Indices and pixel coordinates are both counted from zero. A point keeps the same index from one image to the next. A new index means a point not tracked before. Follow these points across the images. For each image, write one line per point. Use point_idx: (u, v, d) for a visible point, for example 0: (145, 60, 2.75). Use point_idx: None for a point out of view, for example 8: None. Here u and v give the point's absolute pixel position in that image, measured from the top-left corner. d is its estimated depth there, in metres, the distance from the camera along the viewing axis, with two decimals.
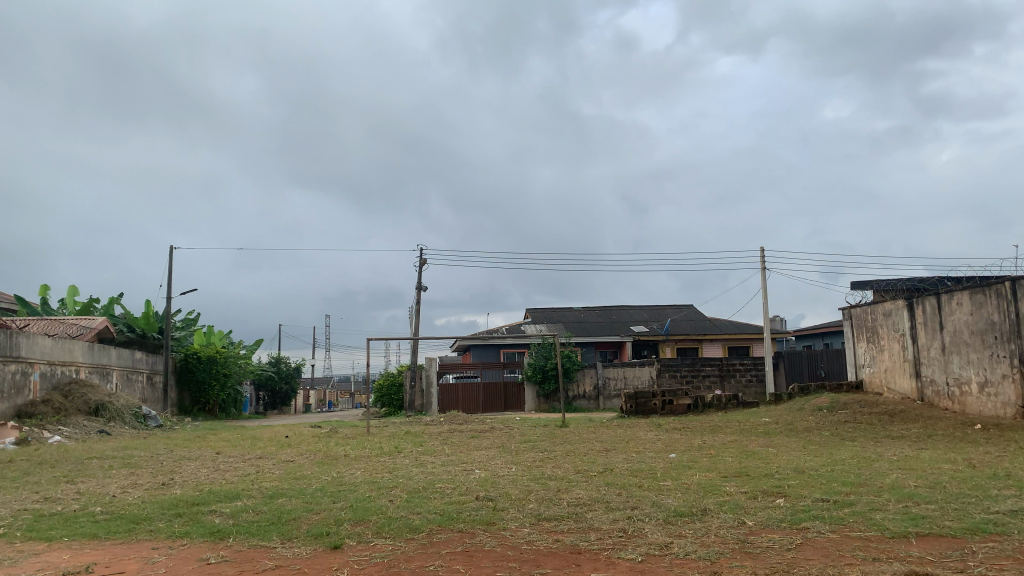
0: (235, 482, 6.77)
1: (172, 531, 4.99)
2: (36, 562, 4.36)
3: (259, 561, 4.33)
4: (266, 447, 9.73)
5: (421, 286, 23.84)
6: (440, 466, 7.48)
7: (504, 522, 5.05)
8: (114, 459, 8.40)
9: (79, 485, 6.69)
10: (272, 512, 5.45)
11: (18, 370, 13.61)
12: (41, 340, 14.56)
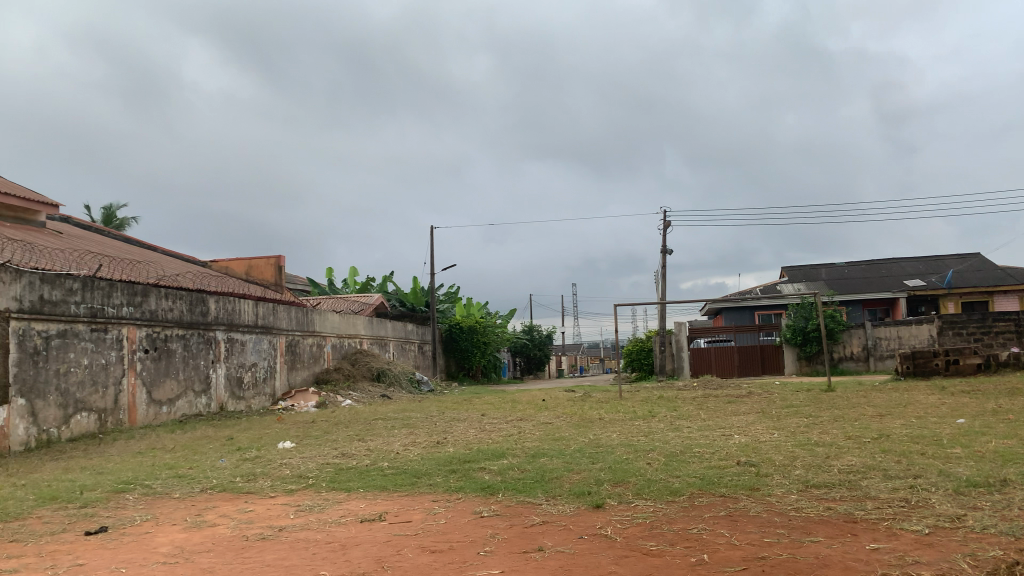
0: (501, 441, 7.22)
1: (448, 486, 5.42)
2: (339, 508, 4.97)
3: (528, 516, 4.57)
4: (526, 410, 10.24)
5: (667, 248, 23.52)
6: (698, 431, 7.37)
7: (769, 488, 4.87)
8: (395, 419, 9.31)
9: (368, 442, 7.49)
10: (536, 471, 5.72)
11: (314, 343, 15.49)
12: (331, 316, 16.45)
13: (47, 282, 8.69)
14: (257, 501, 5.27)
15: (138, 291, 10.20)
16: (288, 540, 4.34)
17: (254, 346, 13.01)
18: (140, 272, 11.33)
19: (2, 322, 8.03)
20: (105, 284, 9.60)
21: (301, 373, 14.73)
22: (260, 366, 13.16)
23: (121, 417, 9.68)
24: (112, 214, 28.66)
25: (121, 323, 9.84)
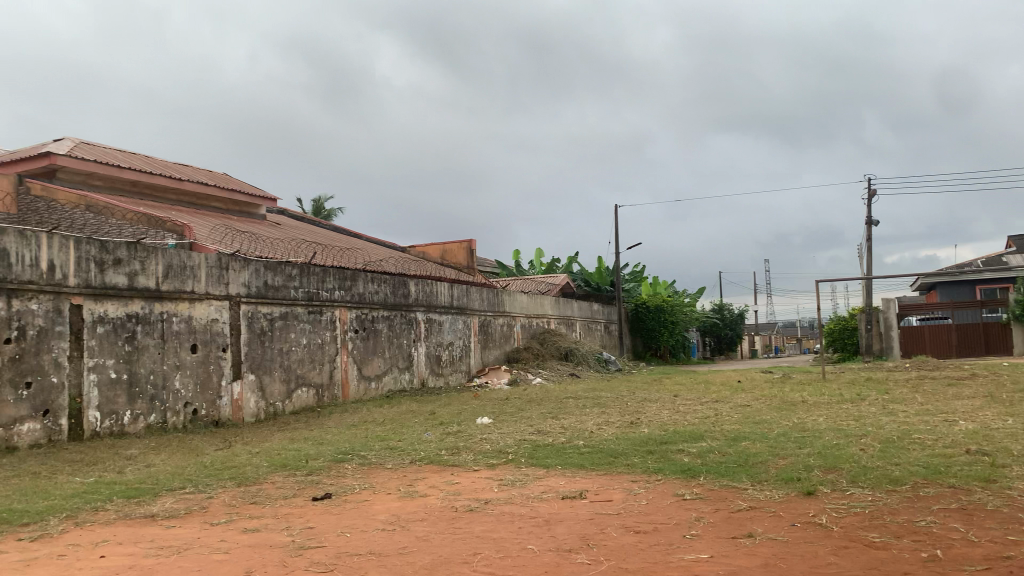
0: (697, 423, 7.05)
1: (647, 467, 5.37)
2: (540, 484, 5.08)
3: (733, 501, 4.43)
4: (721, 391, 9.95)
5: (871, 220, 21.88)
6: (916, 416, 6.80)
7: (1008, 481, 4.39)
8: (586, 398, 9.36)
9: (562, 420, 7.59)
10: (738, 454, 5.54)
11: (505, 322, 15.96)
12: (520, 297, 16.84)
13: (271, 269, 9.55)
14: (462, 474, 5.50)
15: (348, 275, 10.96)
16: (495, 514, 4.49)
17: (450, 326, 13.60)
18: (347, 257, 12.15)
19: (235, 306, 8.97)
20: (319, 270, 10.39)
21: (493, 351, 15.24)
22: (456, 345, 13.75)
23: (336, 392, 10.49)
24: (321, 205, 31.06)
25: (334, 305, 10.62)
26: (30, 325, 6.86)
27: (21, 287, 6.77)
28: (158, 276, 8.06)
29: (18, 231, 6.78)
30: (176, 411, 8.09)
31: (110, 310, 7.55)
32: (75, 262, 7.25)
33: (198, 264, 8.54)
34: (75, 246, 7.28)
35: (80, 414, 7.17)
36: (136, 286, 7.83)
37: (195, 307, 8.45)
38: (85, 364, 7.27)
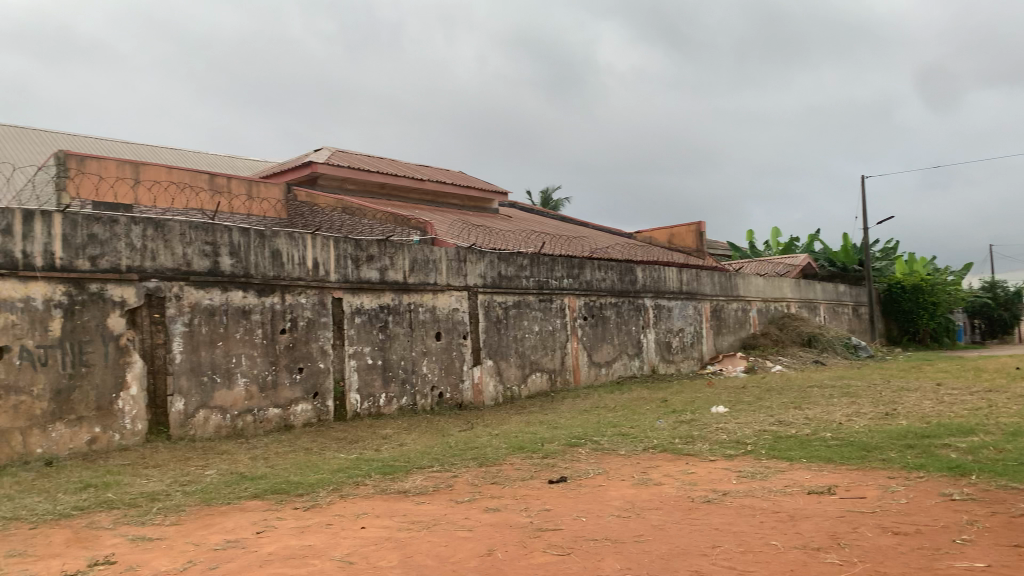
0: (966, 415, 6.29)
1: (906, 463, 4.88)
2: (783, 478, 4.80)
3: (1015, 504, 3.89)
4: (996, 380, 8.80)
5: None
6: None
7: None
8: (834, 388, 8.72)
9: (806, 411, 7.12)
10: (1020, 452, 4.85)
11: (739, 307, 15.34)
12: (756, 280, 16.08)
13: (504, 260, 9.92)
14: (698, 464, 5.35)
15: (577, 263, 11.11)
16: (735, 506, 4.31)
17: (681, 312, 13.33)
18: (576, 246, 12.31)
19: (473, 296, 9.43)
20: (549, 259, 10.62)
21: (727, 338, 14.72)
22: (687, 331, 13.46)
23: (568, 377, 10.71)
24: (551, 195, 31.75)
25: (564, 293, 10.82)
26: (300, 317, 7.72)
27: (291, 283, 7.66)
28: (405, 270, 8.69)
29: (288, 234, 7.67)
30: (424, 394, 8.69)
31: (365, 302, 8.27)
32: (334, 260, 8.02)
33: (439, 258, 9.08)
34: (335, 245, 8.06)
35: (343, 396, 7.96)
36: (386, 281, 8.49)
37: (437, 298, 9.01)
38: (346, 352, 8.04)
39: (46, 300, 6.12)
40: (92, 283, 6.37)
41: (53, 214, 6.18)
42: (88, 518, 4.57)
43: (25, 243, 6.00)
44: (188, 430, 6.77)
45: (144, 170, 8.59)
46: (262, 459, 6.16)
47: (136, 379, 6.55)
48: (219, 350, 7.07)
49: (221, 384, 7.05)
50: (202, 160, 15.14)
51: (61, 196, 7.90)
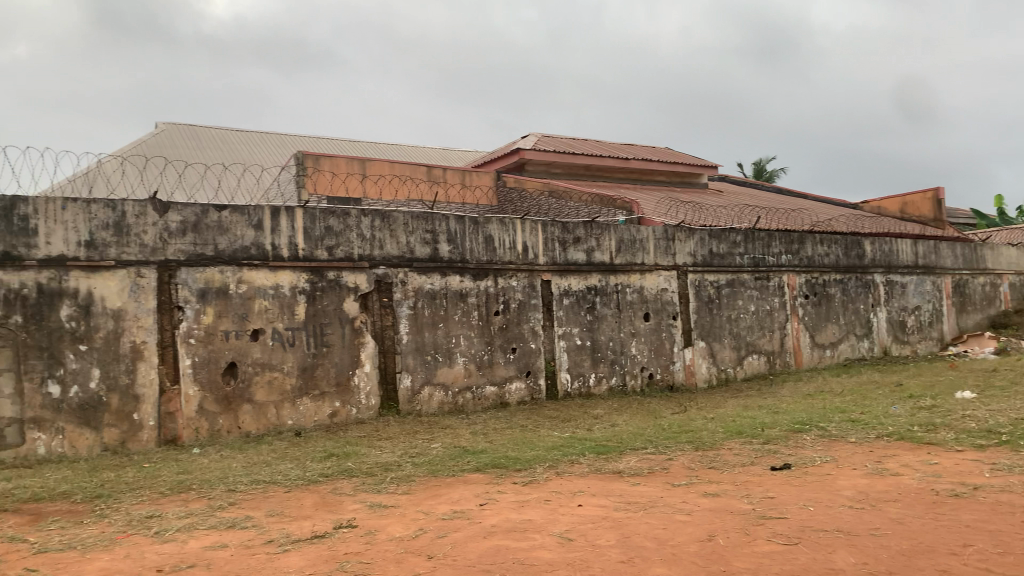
0: None
1: None
2: None
3: None
4: None
5: None
6: None
7: None
8: None
9: None
10: None
11: (987, 282, 13.71)
12: (1007, 251, 14.28)
13: (715, 238, 9.58)
14: (943, 454, 4.85)
15: (795, 238, 10.48)
16: (990, 502, 3.86)
17: (916, 288, 12.15)
18: (793, 220, 11.61)
19: (682, 275, 9.21)
20: (764, 234, 10.11)
21: (972, 316, 13.24)
22: (924, 309, 12.27)
23: (788, 359, 10.16)
24: (763, 168, 30.20)
25: (782, 270, 10.25)
26: (513, 299, 7.95)
27: (503, 266, 7.91)
28: (613, 250, 8.66)
29: (499, 219, 7.92)
30: (634, 375, 8.64)
31: (573, 284, 8.34)
32: (544, 243, 8.17)
33: (647, 237, 8.95)
34: (543, 229, 8.21)
35: (556, 376, 8.12)
36: (594, 262, 8.50)
37: (646, 278, 8.90)
38: (556, 333, 8.18)
39: (292, 287, 6.78)
40: (328, 271, 6.97)
41: (295, 208, 6.82)
42: (331, 484, 5.02)
43: (272, 236, 6.70)
44: (414, 406, 7.24)
45: (369, 165, 9.23)
46: (482, 435, 6.43)
47: (368, 358, 7.09)
48: (440, 331, 7.46)
49: (442, 363, 7.44)
50: (419, 153, 16.03)
51: (300, 193, 8.73)
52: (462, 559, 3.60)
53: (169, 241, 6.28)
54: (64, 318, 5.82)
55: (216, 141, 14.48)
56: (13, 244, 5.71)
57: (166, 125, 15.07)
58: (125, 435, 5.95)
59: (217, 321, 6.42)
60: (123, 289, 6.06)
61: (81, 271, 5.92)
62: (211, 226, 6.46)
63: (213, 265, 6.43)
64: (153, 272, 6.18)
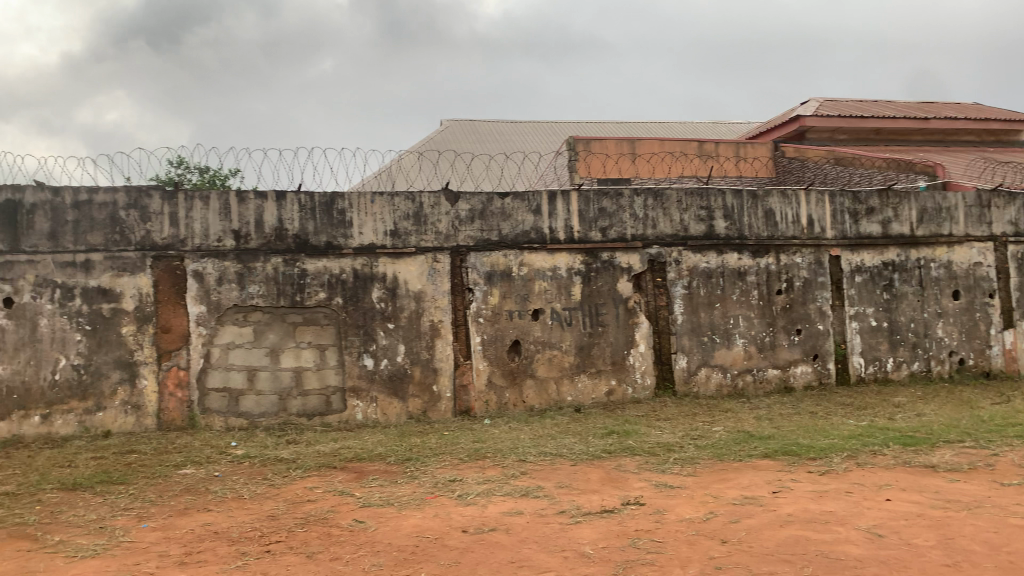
0: None
1: None
2: None
3: None
4: None
5: None
6: None
7: None
8: None
9: None
10: None
11: None
12: None
13: None
14: None
15: None
16: None
17: None
18: None
19: (1000, 247, 8.06)
20: None
21: None
22: None
23: None
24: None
25: None
26: (797, 277, 7.48)
27: (786, 242, 7.46)
28: (913, 221, 7.80)
29: (780, 192, 7.49)
30: (941, 360, 7.73)
31: (865, 259, 7.65)
32: (831, 215, 7.58)
33: (955, 205, 7.94)
34: (831, 200, 7.62)
35: (845, 359, 7.53)
36: (891, 234, 7.73)
37: (955, 251, 7.89)
38: (846, 313, 7.57)
39: (570, 268, 6.95)
40: (604, 252, 7.04)
41: (571, 192, 6.99)
42: (616, 461, 5.07)
43: (551, 219, 6.92)
44: (691, 387, 7.11)
45: (641, 145, 9.19)
46: (766, 419, 6.14)
47: (644, 338, 7.07)
48: (717, 311, 7.24)
49: (720, 344, 7.22)
50: (688, 130, 15.66)
51: (574, 176, 8.92)
52: (759, 546, 3.44)
53: (460, 228, 6.74)
54: (374, 299, 6.49)
55: (493, 133, 15.30)
56: (333, 234, 6.47)
57: (449, 121, 16.25)
58: (426, 406, 6.51)
59: (503, 301, 6.78)
60: (421, 273, 6.60)
61: (388, 257, 6.55)
62: (495, 213, 6.82)
63: (498, 249, 6.80)
64: (446, 257, 6.67)
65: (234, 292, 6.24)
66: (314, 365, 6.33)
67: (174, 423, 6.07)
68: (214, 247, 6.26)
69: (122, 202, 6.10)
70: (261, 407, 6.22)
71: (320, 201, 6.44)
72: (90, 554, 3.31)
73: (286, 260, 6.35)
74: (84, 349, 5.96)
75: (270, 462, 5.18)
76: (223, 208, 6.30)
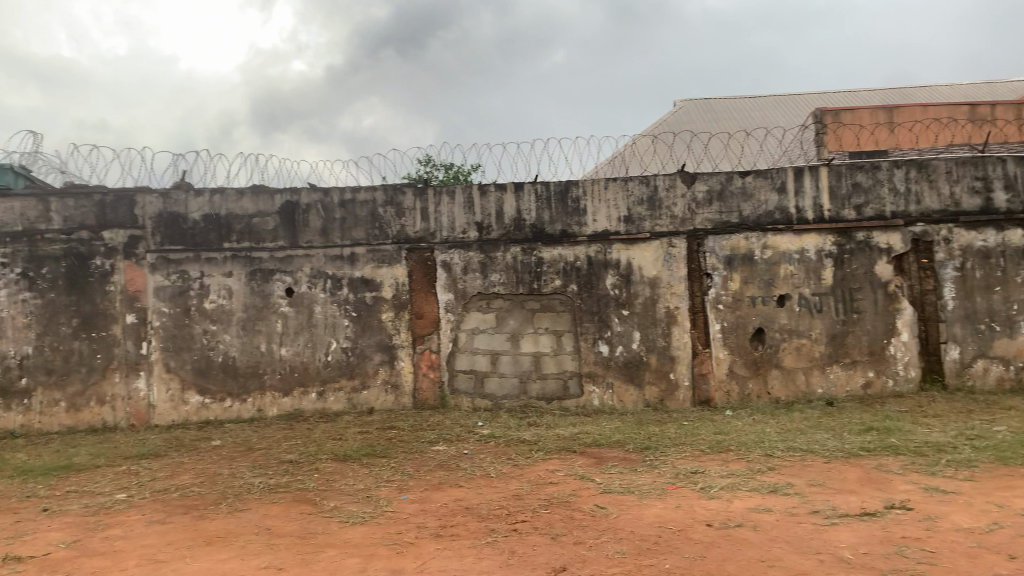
0: None
1: None
2: None
3: None
4: None
5: None
6: None
7: None
8: None
9: None
10: None
11: None
12: None
13: None
14: None
15: None
16: None
17: None
18: None
19: None
20: None
21: None
22: None
23: None
24: None
25: None
26: None
27: None
28: None
29: None
30: None
31: None
32: None
33: None
34: None
35: None
36: None
37: None
38: None
39: (818, 251, 6.47)
40: (859, 232, 6.48)
41: (819, 167, 6.50)
42: (875, 460, 4.65)
43: (797, 199, 6.50)
44: (965, 381, 6.35)
45: (899, 112, 8.34)
46: None
47: (907, 325, 6.41)
48: (997, 295, 6.39)
49: (1001, 333, 6.37)
50: (956, 92, 13.97)
51: (821, 151, 8.31)
52: None
53: (697, 211, 6.54)
54: (610, 286, 6.49)
55: (729, 110, 14.70)
56: (570, 223, 6.57)
57: (682, 102, 15.86)
58: (664, 394, 6.42)
59: (743, 287, 6.48)
60: (658, 258, 6.49)
61: (623, 243, 6.52)
62: (735, 194, 6.53)
63: (737, 232, 6.50)
64: (683, 242, 6.50)
65: (477, 280, 6.55)
66: (552, 350, 6.47)
67: (427, 403, 6.51)
68: (459, 238, 6.61)
69: (380, 199, 6.63)
70: (504, 389, 6.48)
71: (556, 190, 6.56)
72: (359, 521, 3.63)
73: (525, 248, 6.55)
74: (350, 334, 6.56)
75: (514, 443, 5.38)
76: (466, 201, 6.63)
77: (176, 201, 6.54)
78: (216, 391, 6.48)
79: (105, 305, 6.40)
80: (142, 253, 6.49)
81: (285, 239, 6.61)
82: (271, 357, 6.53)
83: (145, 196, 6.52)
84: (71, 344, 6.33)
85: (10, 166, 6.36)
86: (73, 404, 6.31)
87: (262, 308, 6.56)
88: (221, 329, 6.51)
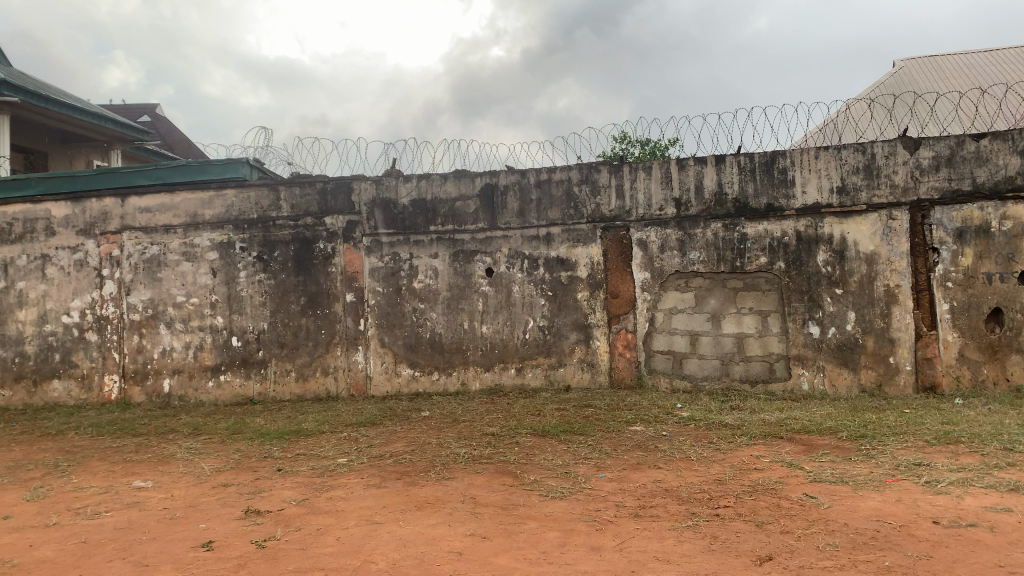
0: None
1: None
2: None
3: None
4: None
5: None
6: None
7: None
8: None
9: None
10: None
11: None
12: None
13: None
14: None
15: None
16: None
17: None
18: None
19: None
20: None
21: None
22: None
23: None
24: None
25: None
26: None
27: None
28: None
29: None
30: None
31: None
32: None
33: None
34: None
35: None
36: None
37: None
38: None
39: None
40: None
41: None
42: None
43: None
44: None
45: None
46: None
47: None
48: None
49: None
50: None
51: None
52: None
53: (922, 179, 5.94)
54: (820, 263, 6.09)
55: (959, 67, 13.23)
56: (776, 196, 6.22)
57: (903, 62, 14.51)
58: (882, 379, 5.93)
59: (978, 262, 5.82)
60: (875, 233, 5.98)
61: (835, 217, 6.08)
62: (967, 158, 5.87)
63: (971, 201, 5.84)
64: (905, 213, 5.94)
65: (675, 259, 6.40)
66: (756, 331, 6.19)
67: (625, 382, 6.48)
68: (657, 215, 6.48)
69: (576, 178, 6.66)
70: (704, 370, 6.31)
71: (760, 161, 6.23)
72: (558, 495, 3.69)
73: (726, 225, 6.30)
74: (548, 313, 6.67)
75: (716, 426, 5.21)
76: (664, 176, 6.48)
77: (387, 187, 6.97)
78: (424, 365, 6.85)
79: (327, 284, 6.96)
80: (359, 237, 6.98)
81: (486, 220, 6.82)
82: (474, 334, 6.79)
83: (361, 183, 7.00)
84: (299, 320, 6.95)
85: (245, 161, 7.03)
86: (302, 374, 6.94)
87: (466, 288, 6.83)
88: (429, 308, 6.87)
